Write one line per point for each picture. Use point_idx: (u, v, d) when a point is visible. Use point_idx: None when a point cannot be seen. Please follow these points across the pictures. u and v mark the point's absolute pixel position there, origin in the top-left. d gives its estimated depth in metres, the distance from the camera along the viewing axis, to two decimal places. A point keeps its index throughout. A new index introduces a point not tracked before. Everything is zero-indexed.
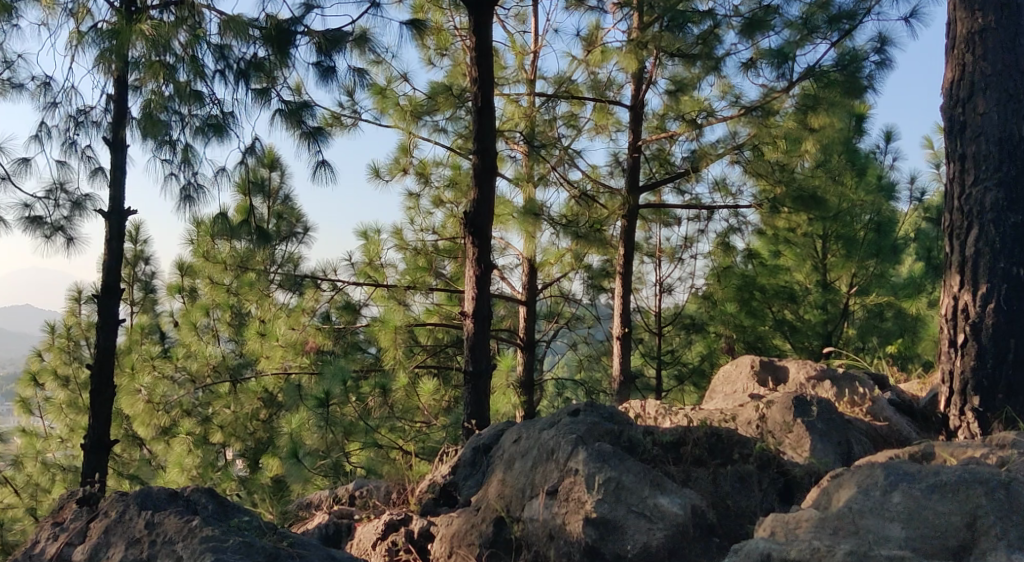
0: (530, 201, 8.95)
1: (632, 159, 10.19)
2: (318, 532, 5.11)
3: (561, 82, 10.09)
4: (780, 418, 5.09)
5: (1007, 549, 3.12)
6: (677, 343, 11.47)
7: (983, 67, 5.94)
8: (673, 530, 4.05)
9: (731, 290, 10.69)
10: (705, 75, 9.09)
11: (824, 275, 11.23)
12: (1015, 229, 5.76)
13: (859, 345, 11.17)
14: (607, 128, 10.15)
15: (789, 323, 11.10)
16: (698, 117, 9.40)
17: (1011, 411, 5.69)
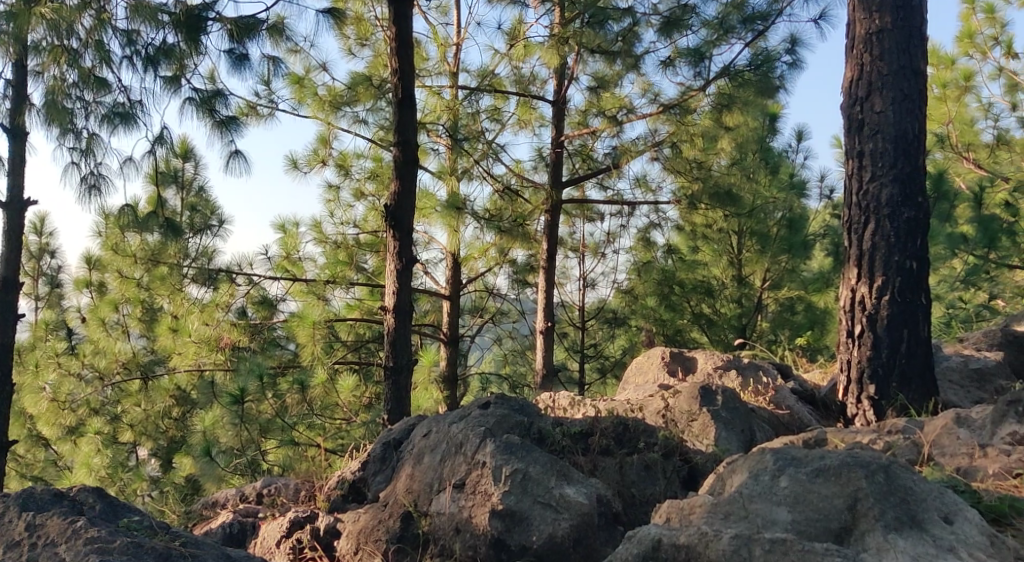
0: (452, 195, 8.91)
1: (556, 154, 10.23)
2: (222, 532, 4.98)
3: (484, 75, 10.10)
4: (686, 406, 5.20)
5: (884, 530, 3.13)
6: (600, 336, 11.88)
7: (880, 66, 6.11)
8: (578, 520, 4.07)
9: (651, 284, 11.01)
10: (626, 73, 9.31)
11: (739, 270, 11.39)
12: (908, 224, 5.98)
13: (771, 338, 11.32)
14: (531, 123, 10.15)
15: (706, 317, 11.23)
16: (619, 114, 9.49)
17: (904, 399, 5.88)
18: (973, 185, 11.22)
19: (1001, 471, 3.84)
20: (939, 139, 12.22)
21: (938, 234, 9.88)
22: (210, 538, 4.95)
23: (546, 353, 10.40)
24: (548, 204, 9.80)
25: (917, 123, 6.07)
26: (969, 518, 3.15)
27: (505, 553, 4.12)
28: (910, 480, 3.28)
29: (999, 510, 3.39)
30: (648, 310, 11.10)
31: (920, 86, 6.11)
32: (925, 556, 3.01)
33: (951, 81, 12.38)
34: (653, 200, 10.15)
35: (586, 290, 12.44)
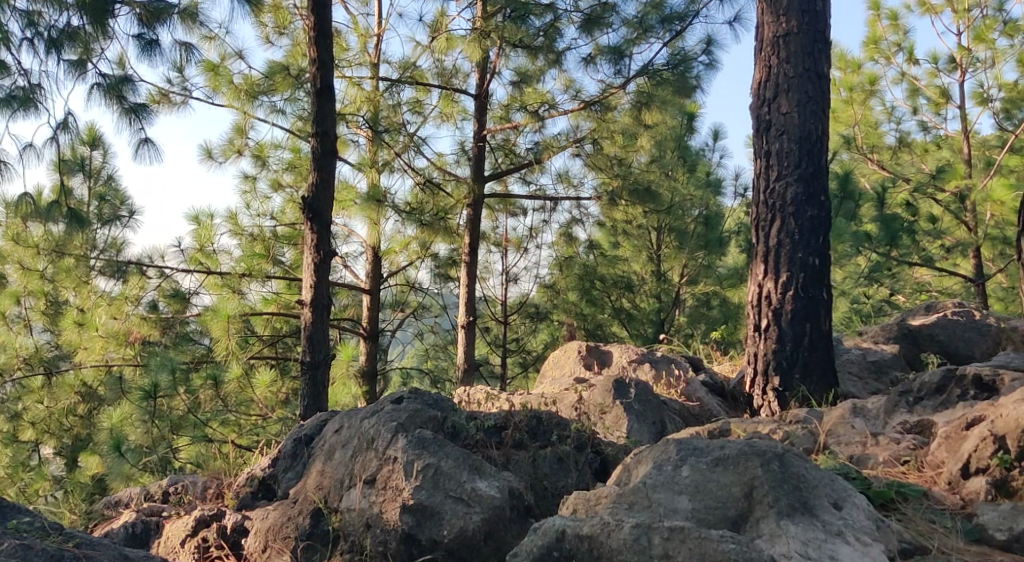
0: (373, 188, 8.85)
1: (478, 149, 10.24)
2: (123, 532, 4.71)
3: (406, 67, 10.08)
4: (601, 398, 5.30)
5: (777, 515, 3.19)
6: (522, 331, 11.97)
7: (787, 69, 6.30)
8: (490, 513, 3.93)
9: (573, 279, 11.17)
10: (548, 68, 9.43)
11: (659, 266, 11.49)
12: (811, 222, 6.18)
13: (687, 333, 11.51)
14: (453, 116, 10.16)
15: (626, 311, 11.42)
16: (541, 109, 9.41)
17: (806, 390, 6.06)
18: (878, 185, 11.59)
19: (891, 458, 4.00)
20: (845, 141, 12.52)
21: (845, 231, 10.17)
22: (111, 540, 4.68)
23: (467, 348, 10.42)
24: (470, 198, 9.90)
25: (821, 124, 6.27)
26: (857, 503, 3.27)
27: (416, 548, 3.98)
28: (803, 467, 3.36)
29: (886, 495, 3.51)
30: (569, 304, 11.23)
31: (824, 88, 6.31)
32: (815, 540, 3.09)
33: (857, 85, 12.64)
34: (575, 195, 10.25)
35: (508, 285, 12.52)
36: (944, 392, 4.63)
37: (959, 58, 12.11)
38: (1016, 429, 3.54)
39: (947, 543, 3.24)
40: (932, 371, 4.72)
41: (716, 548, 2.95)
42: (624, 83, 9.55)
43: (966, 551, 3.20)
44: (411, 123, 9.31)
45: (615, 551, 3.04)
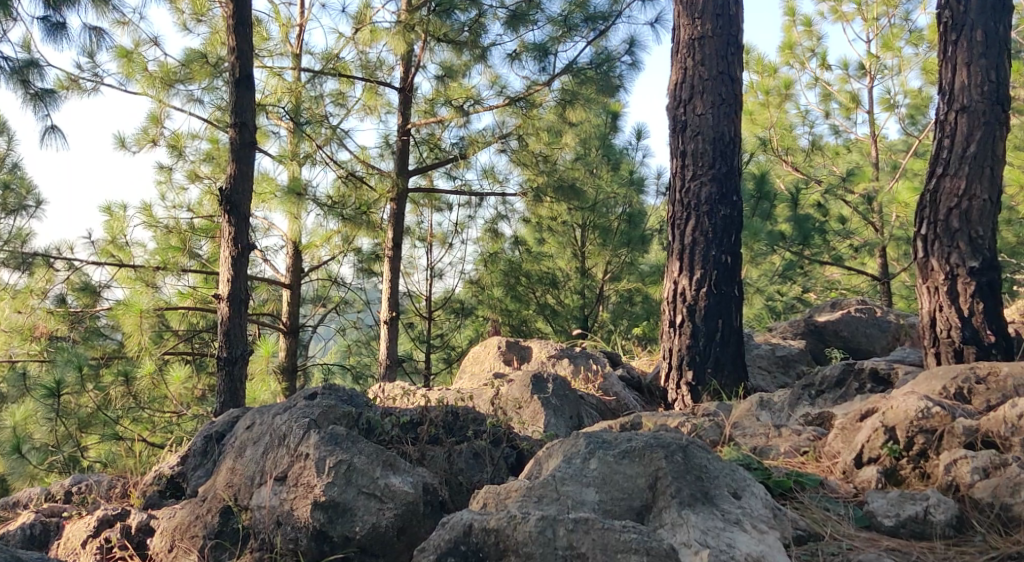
0: (293, 180, 8.78)
1: (402, 142, 10.23)
2: (19, 534, 4.39)
3: (330, 59, 10.00)
4: (519, 394, 5.36)
5: (679, 506, 3.22)
6: (447, 327, 12.01)
7: (701, 71, 6.44)
8: (404, 509, 3.69)
9: (497, 275, 11.37)
10: (473, 64, 9.46)
11: (583, 262, 11.46)
12: (724, 221, 6.34)
13: (610, 328, 11.53)
14: (377, 109, 10.13)
15: (550, 307, 11.50)
16: (466, 104, 9.35)
17: (718, 384, 6.21)
18: (792, 186, 11.90)
19: (791, 449, 4.15)
20: (762, 142, 12.76)
21: (760, 230, 10.34)
22: (7, 541, 4.34)
23: (390, 344, 10.37)
24: (393, 192, 9.88)
25: (733, 126, 6.44)
26: (755, 492, 3.33)
27: (327, 545, 3.70)
28: (704, 459, 3.42)
29: (786, 484, 3.64)
30: (494, 300, 11.43)
31: (736, 91, 6.47)
32: (714, 528, 3.12)
33: (772, 89, 13.09)
34: (501, 191, 10.31)
35: (433, 280, 12.52)
36: (843, 386, 4.90)
37: (868, 66, 12.49)
38: (905, 420, 3.71)
39: (840, 530, 3.36)
40: (832, 366, 4.97)
41: (620, 539, 2.96)
42: (548, 80, 9.65)
43: (856, 537, 3.34)
44: (334, 114, 9.17)
45: (522, 543, 3.00)
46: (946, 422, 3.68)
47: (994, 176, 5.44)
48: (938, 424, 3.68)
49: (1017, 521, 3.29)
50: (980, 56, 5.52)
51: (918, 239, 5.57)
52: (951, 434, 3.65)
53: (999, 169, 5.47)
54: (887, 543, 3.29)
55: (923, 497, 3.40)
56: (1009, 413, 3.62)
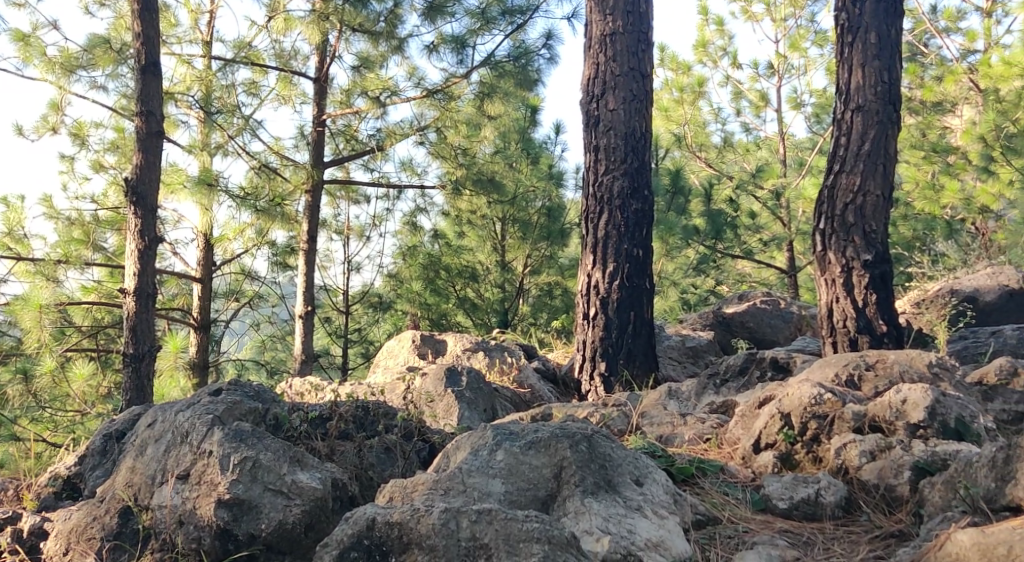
0: (204, 171, 8.61)
1: (317, 133, 10.10)
2: None
3: (241, 47, 9.84)
4: (433, 388, 5.36)
5: (582, 495, 3.21)
6: (364, 322, 11.96)
7: (613, 67, 6.51)
8: (312, 506, 3.52)
9: (417, 268, 11.18)
10: (390, 54, 9.37)
11: (503, 255, 11.52)
12: (636, 215, 6.44)
13: (531, 321, 11.44)
14: (291, 99, 10.00)
15: (470, 301, 11.36)
16: (383, 95, 9.26)
17: (629, 374, 6.30)
18: (705, 181, 12.12)
19: (695, 437, 4.27)
20: (676, 138, 12.93)
21: (675, 225, 10.66)
22: None
23: (306, 339, 10.23)
24: (308, 183, 9.68)
25: (644, 122, 6.53)
26: (656, 479, 3.38)
27: (232, 544, 3.50)
28: (608, 448, 3.43)
29: (688, 471, 3.72)
30: (413, 294, 11.14)
31: (647, 88, 6.57)
32: (616, 515, 3.14)
33: (686, 87, 13.24)
34: (419, 184, 10.25)
35: (350, 273, 12.43)
36: (746, 374, 5.03)
37: (777, 65, 12.78)
38: (799, 407, 3.83)
39: (737, 513, 3.46)
40: (736, 355, 5.11)
41: (522, 528, 2.76)
42: (466, 73, 9.66)
43: (752, 520, 3.43)
44: (246, 104, 8.98)
45: (424, 536, 2.80)
46: (837, 408, 3.79)
47: (886, 174, 5.64)
48: (830, 410, 3.80)
49: (900, 501, 3.42)
50: (874, 57, 5.70)
51: (817, 233, 5.74)
52: (842, 419, 3.76)
53: (891, 167, 5.67)
54: (781, 525, 3.39)
55: (815, 481, 3.52)
56: (893, 398, 3.72)
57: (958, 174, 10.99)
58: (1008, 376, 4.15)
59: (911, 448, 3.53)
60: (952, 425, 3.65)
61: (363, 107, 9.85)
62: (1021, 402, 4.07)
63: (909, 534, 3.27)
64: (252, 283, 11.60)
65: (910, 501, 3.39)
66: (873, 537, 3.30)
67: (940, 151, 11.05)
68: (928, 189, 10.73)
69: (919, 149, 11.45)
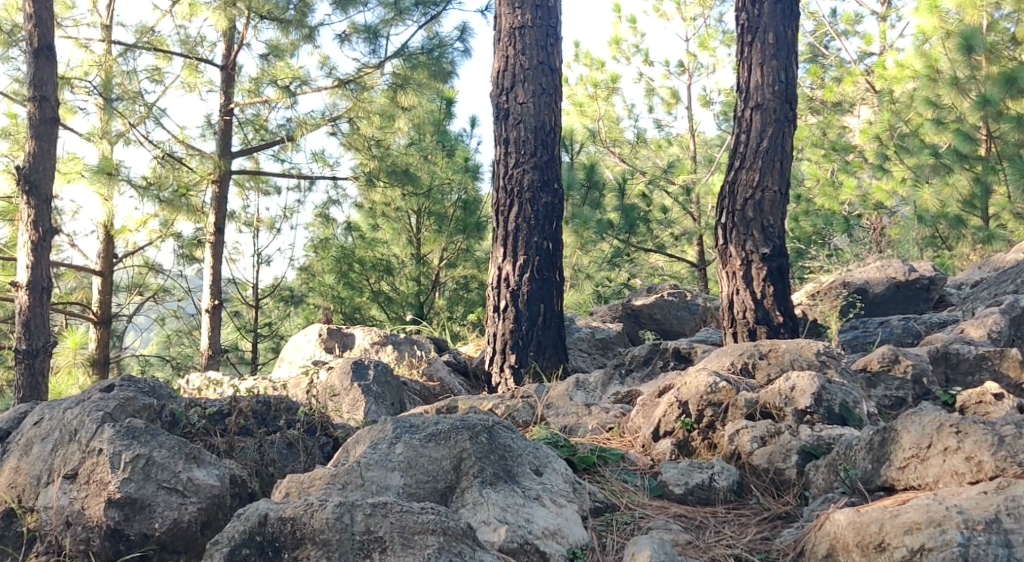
0: (104, 159, 8.35)
1: (224, 122, 9.89)
2: None
3: (144, 33, 9.59)
4: (339, 383, 5.29)
5: (481, 486, 3.20)
6: (275, 316, 11.78)
7: (522, 60, 6.51)
8: (208, 503, 3.39)
9: (330, 261, 11.11)
10: (301, 43, 9.21)
11: (418, 249, 11.28)
12: (545, 209, 6.47)
13: (447, 315, 11.39)
14: (197, 87, 9.78)
15: (384, 295, 11.15)
16: (292, 85, 9.03)
17: (538, 366, 6.32)
18: (618, 176, 12.22)
19: (599, 426, 4.34)
20: (591, 133, 13.04)
21: (589, 219, 10.71)
22: None
23: (213, 334, 9.94)
24: (215, 174, 9.45)
25: (553, 116, 6.56)
26: (555, 469, 3.40)
27: (123, 544, 3.33)
28: (509, 439, 3.43)
29: (589, 460, 3.76)
30: (325, 288, 11.12)
31: (556, 82, 6.60)
32: (514, 505, 3.14)
33: (600, 82, 13.47)
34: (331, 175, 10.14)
35: (260, 267, 12.25)
36: (650, 364, 5.13)
37: (687, 63, 13.03)
38: (696, 395, 3.93)
39: (635, 500, 3.51)
40: (640, 346, 5.20)
41: (417, 520, 2.74)
42: (379, 64, 9.59)
43: (649, 506, 3.48)
44: (148, 91, 8.75)
45: (318, 530, 2.75)
46: (731, 395, 3.90)
47: (783, 171, 5.78)
48: (724, 398, 3.90)
49: (788, 484, 3.50)
50: (771, 57, 5.83)
51: (719, 227, 5.84)
52: (735, 406, 3.86)
53: (788, 163, 5.82)
54: (676, 509, 3.45)
55: (709, 467, 3.59)
56: (783, 385, 3.84)
57: (856, 172, 11.40)
58: (890, 363, 4.30)
59: (798, 433, 3.63)
60: (837, 410, 3.78)
61: (273, 96, 9.65)
62: (902, 388, 4.21)
63: (795, 515, 3.35)
64: (157, 277, 11.28)
65: (797, 484, 3.47)
66: (761, 519, 3.37)
67: (839, 150, 11.52)
68: (827, 186, 11.31)
69: (820, 148, 11.83)
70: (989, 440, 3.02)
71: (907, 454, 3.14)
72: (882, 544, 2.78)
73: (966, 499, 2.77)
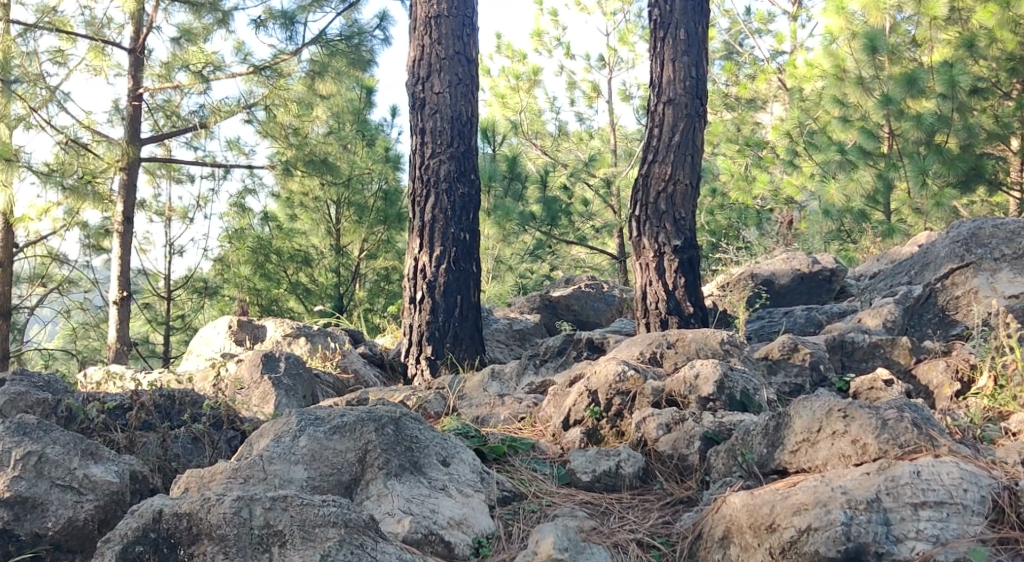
0: (3, 144, 8.05)
1: (133, 108, 9.62)
2: None
3: (46, 12, 9.27)
4: (248, 376, 5.19)
5: (386, 477, 3.18)
6: (189, 308, 11.37)
7: (438, 50, 6.46)
8: (106, 501, 3.29)
9: (245, 252, 10.82)
10: (214, 27, 9.06)
11: (337, 239, 11.19)
12: (462, 200, 6.45)
13: (368, 306, 11.26)
14: (104, 70, 9.50)
15: (303, 286, 11.03)
16: (205, 70, 8.80)
17: (455, 357, 6.29)
18: (540, 168, 12.25)
19: (510, 416, 4.34)
20: (513, 124, 13.06)
21: (510, 212, 10.71)
22: None
23: (121, 326, 9.65)
24: (123, 161, 9.08)
25: (469, 106, 6.54)
26: (463, 459, 3.40)
27: (12, 546, 3.20)
28: (416, 430, 3.41)
29: (499, 450, 3.76)
30: (240, 278, 10.79)
31: (473, 73, 6.57)
32: (419, 496, 3.13)
33: (522, 75, 13.47)
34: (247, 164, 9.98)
35: (172, 257, 11.97)
36: (563, 354, 5.16)
37: (608, 58, 13.13)
38: (605, 384, 3.96)
39: (542, 488, 3.53)
40: (554, 337, 5.23)
41: (318, 513, 2.70)
42: (295, 51, 9.44)
43: (556, 494, 3.50)
44: (50, 73, 8.47)
45: (214, 526, 2.69)
46: (639, 384, 3.94)
47: (694, 164, 5.86)
48: (632, 387, 3.94)
49: (691, 470, 3.55)
50: (683, 53, 5.90)
51: (633, 220, 5.89)
52: (642, 394, 3.91)
53: (699, 157, 5.90)
54: (582, 497, 3.47)
55: (615, 454, 3.62)
56: (688, 373, 3.89)
57: (768, 168, 11.65)
58: (789, 351, 4.40)
59: (701, 420, 3.68)
60: (738, 397, 3.86)
61: (184, 82, 9.42)
62: (800, 375, 4.32)
63: (695, 499, 3.40)
64: (61, 268, 11.01)
65: (699, 469, 3.52)
66: (664, 504, 3.41)
67: (752, 145, 11.77)
68: (741, 179, 11.52)
69: (734, 143, 12.07)
70: (873, 423, 3.09)
71: (799, 437, 3.22)
72: (772, 525, 2.83)
73: (850, 481, 2.85)
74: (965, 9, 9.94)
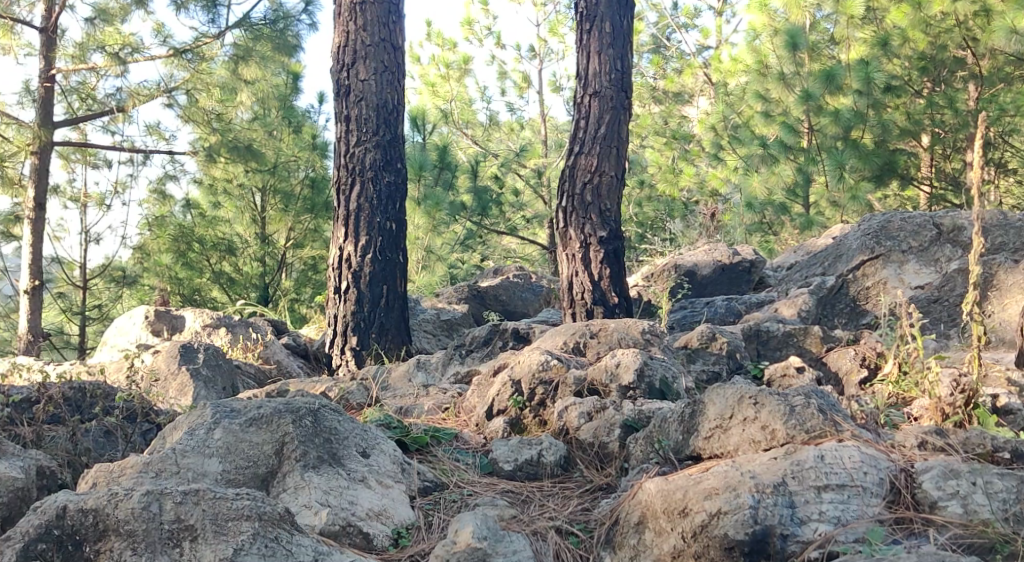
0: None
1: (45, 89, 9.33)
2: None
3: None
4: (164, 367, 5.08)
5: (302, 469, 3.14)
6: (106, 297, 11.02)
7: (364, 37, 6.38)
8: (10, 497, 3.16)
9: (167, 239, 10.58)
10: (132, 8, 8.86)
11: (262, 228, 10.97)
12: (388, 188, 6.41)
13: (293, 296, 11.11)
14: (12, 50, 9.19)
15: (226, 276, 10.85)
16: (122, 52, 8.56)
17: (379, 348, 6.24)
18: (470, 157, 12.22)
19: (434, 407, 4.32)
20: (443, 113, 13.02)
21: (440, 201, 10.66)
22: None
23: (33, 316, 9.34)
24: (34, 145, 8.80)
25: (395, 95, 6.48)
26: (382, 450, 3.37)
27: None
28: (334, 421, 3.37)
29: (421, 440, 3.75)
30: (161, 267, 10.53)
31: (399, 60, 6.52)
32: (336, 487, 3.10)
33: (453, 63, 13.38)
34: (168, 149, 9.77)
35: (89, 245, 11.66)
36: (489, 345, 5.16)
37: (538, 48, 13.15)
38: (528, 373, 3.98)
39: (463, 478, 3.53)
40: (480, 326, 5.22)
41: (230, 507, 2.67)
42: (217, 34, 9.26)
43: (477, 483, 3.50)
44: None
45: (122, 521, 2.63)
46: (562, 374, 3.97)
47: (619, 156, 5.91)
48: (555, 376, 3.98)
49: (610, 457, 3.58)
50: (608, 45, 5.93)
51: (559, 210, 5.91)
52: (565, 383, 3.93)
53: (624, 149, 5.94)
54: (503, 486, 3.48)
55: (537, 442, 3.64)
56: (609, 362, 3.93)
57: (694, 160, 11.81)
58: (707, 340, 4.48)
59: (621, 408, 3.72)
60: (657, 386, 3.91)
61: (100, 63, 9.16)
62: (718, 363, 4.41)
63: (614, 485, 3.43)
64: None
65: (618, 456, 3.55)
66: (583, 491, 3.44)
67: (679, 139, 12.07)
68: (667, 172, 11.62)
69: (662, 136, 12.21)
70: (782, 410, 3.15)
71: (712, 424, 3.26)
72: (684, 509, 2.86)
73: (759, 466, 2.90)
74: (880, 9, 10.18)
